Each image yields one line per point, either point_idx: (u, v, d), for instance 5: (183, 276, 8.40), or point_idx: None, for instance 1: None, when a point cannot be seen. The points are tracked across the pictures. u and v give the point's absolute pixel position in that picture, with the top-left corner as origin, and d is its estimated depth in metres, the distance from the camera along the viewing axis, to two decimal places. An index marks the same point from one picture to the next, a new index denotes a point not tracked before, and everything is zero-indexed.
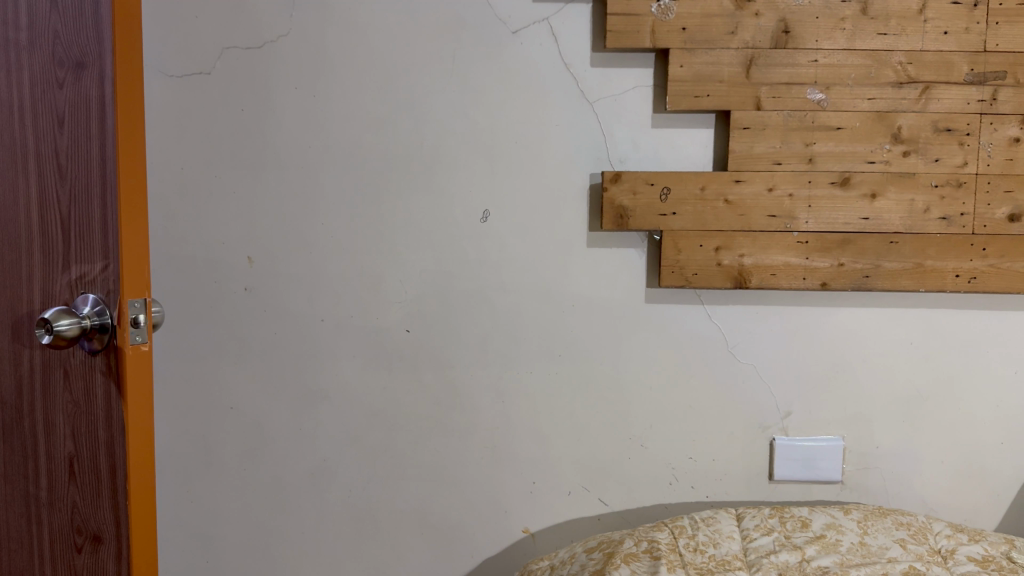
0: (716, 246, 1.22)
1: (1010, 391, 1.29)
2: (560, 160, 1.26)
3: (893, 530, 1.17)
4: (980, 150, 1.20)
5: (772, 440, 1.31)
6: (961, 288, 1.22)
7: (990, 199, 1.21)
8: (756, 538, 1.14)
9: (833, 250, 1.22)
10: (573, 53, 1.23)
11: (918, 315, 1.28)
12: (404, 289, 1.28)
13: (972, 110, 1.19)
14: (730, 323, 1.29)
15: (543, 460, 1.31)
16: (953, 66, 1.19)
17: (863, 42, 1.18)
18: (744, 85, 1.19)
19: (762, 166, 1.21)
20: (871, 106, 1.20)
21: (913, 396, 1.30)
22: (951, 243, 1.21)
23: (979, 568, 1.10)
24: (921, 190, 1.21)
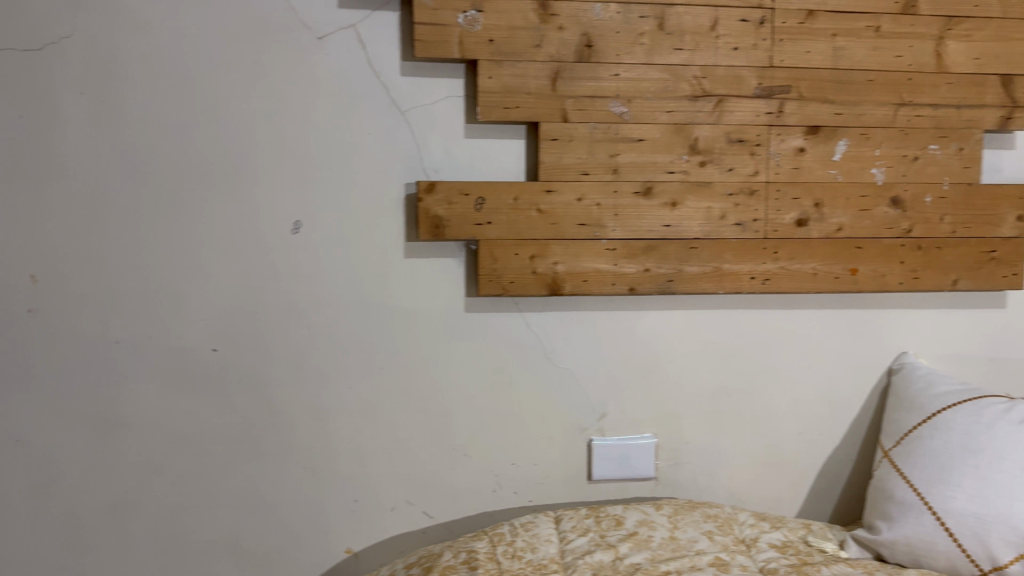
0: (530, 255, 1.25)
1: (804, 384, 1.41)
2: (373, 171, 1.24)
3: (701, 522, 1.23)
4: (769, 159, 1.31)
5: (590, 441, 1.36)
6: (755, 289, 1.33)
7: (780, 206, 1.32)
8: (572, 540, 1.17)
9: (638, 255, 1.29)
10: (382, 62, 1.22)
11: (720, 316, 1.37)
12: (209, 306, 1.23)
13: (761, 122, 1.31)
14: (547, 330, 1.32)
15: (365, 477, 1.29)
16: (742, 80, 1.29)
17: (660, 57, 1.26)
18: (550, 97, 1.23)
19: (570, 177, 1.26)
20: (670, 118, 1.28)
21: (719, 392, 1.39)
22: (746, 247, 1.32)
23: (779, 553, 1.21)
24: (717, 198, 1.30)
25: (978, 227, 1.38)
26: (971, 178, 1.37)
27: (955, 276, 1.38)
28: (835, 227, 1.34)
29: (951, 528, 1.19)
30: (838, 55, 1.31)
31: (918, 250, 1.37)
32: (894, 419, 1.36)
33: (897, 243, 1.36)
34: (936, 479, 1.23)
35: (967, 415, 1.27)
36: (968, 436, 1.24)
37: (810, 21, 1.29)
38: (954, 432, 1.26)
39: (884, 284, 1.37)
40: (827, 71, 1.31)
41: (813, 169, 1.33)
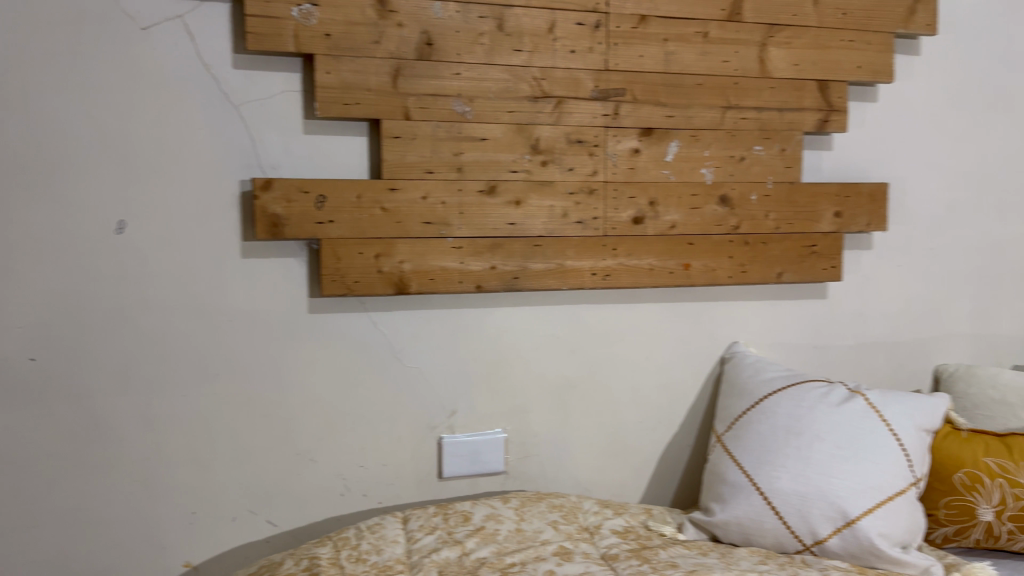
0: (375, 254, 1.24)
1: (644, 375, 1.47)
2: (206, 169, 1.19)
3: (546, 513, 1.28)
4: (608, 160, 1.36)
5: (439, 439, 1.36)
6: (597, 285, 1.37)
7: (618, 204, 1.37)
8: (419, 539, 1.18)
9: (484, 253, 1.30)
10: (212, 55, 1.17)
11: (564, 311, 1.40)
12: (24, 313, 1.14)
13: (598, 124, 1.35)
14: (393, 330, 1.31)
15: (203, 487, 1.24)
16: (580, 83, 1.33)
17: (500, 57, 1.27)
18: (391, 94, 1.22)
19: (414, 175, 1.25)
20: (511, 118, 1.29)
21: (564, 385, 1.43)
22: (587, 245, 1.36)
23: (620, 537, 1.27)
24: (559, 196, 1.33)
25: (799, 223, 1.47)
26: (791, 177, 1.47)
27: (779, 269, 1.47)
28: (667, 225, 1.40)
29: (777, 507, 1.27)
30: (669, 60, 1.37)
31: (744, 245, 1.45)
32: (725, 405, 1.44)
33: (726, 238, 1.44)
34: (763, 462, 1.31)
35: (790, 399, 1.36)
36: (791, 420, 1.33)
37: (643, 26, 1.35)
38: (778, 416, 1.34)
39: (715, 278, 1.44)
40: (660, 75, 1.37)
41: (648, 169, 1.38)
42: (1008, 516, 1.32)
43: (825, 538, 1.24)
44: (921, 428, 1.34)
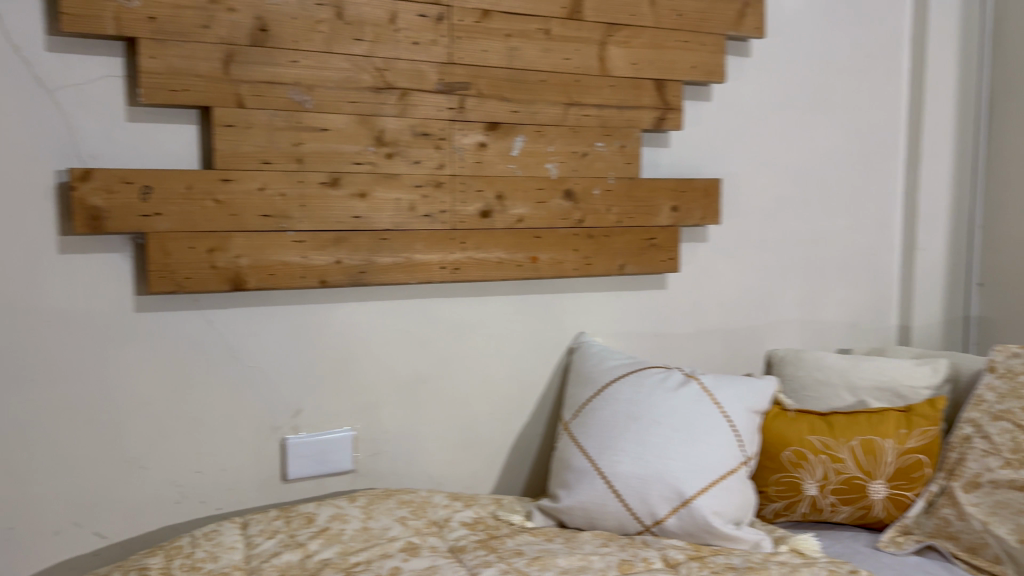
0: (208, 248, 1.18)
1: (494, 367, 1.48)
2: (16, 157, 1.11)
3: (395, 510, 1.27)
4: (454, 153, 1.36)
5: (283, 440, 1.32)
6: (446, 278, 1.37)
7: (465, 198, 1.37)
8: (260, 543, 1.14)
9: (329, 247, 1.27)
10: (21, 34, 1.09)
11: (412, 305, 1.39)
12: None
13: (443, 117, 1.34)
14: (231, 327, 1.26)
15: (20, 501, 1.15)
16: (424, 75, 1.32)
17: (340, 46, 1.25)
18: (223, 81, 1.18)
19: (250, 166, 1.21)
20: (353, 109, 1.27)
21: (414, 380, 1.42)
22: (435, 238, 1.35)
23: (469, 529, 1.27)
24: (404, 189, 1.32)
25: (639, 217, 1.52)
26: (632, 173, 1.51)
27: (621, 261, 1.52)
28: (515, 218, 1.41)
29: (618, 490, 1.31)
30: (513, 55, 1.39)
31: (589, 238, 1.49)
32: (571, 393, 1.47)
33: (571, 232, 1.47)
34: (606, 447, 1.35)
35: (631, 386, 1.40)
36: (631, 405, 1.38)
37: (485, 21, 1.36)
38: (620, 403, 1.39)
39: (561, 271, 1.47)
40: (504, 70, 1.38)
41: (494, 164, 1.39)
42: (830, 489, 1.41)
43: (663, 518, 1.29)
44: (751, 409, 1.42)
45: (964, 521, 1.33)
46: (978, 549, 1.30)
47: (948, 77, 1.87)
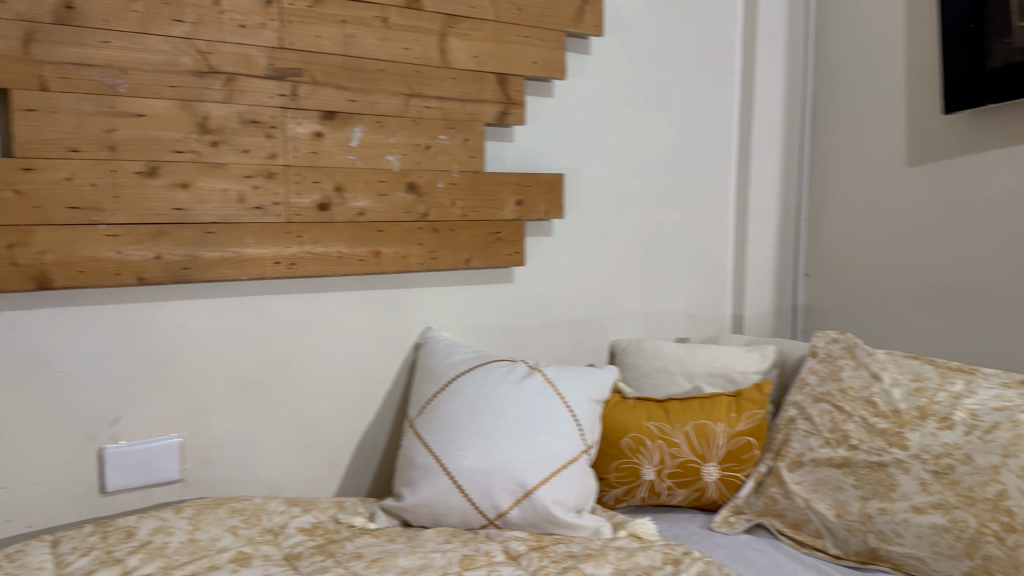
0: (8, 243, 1.10)
1: (336, 365, 1.44)
2: None
3: (225, 519, 1.21)
4: (287, 142, 1.31)
5: (100, 450, 1.24)
6: (282, 274, 1.32)
7: (300, 189, 1.32)
8: (72, 562, 1.06)
9: (147, 241, 1.20)
10: None
11: (244, 304, 1.34)
12: None
13: (274, 104, 1.29)
14: (37, 332, 1.19)
15: None
16: (252, 60, 1.26)
17: (157, 27, 1.18)
18: (22, 62, 1.10)
19: (56, 154, 1.13)
20: (173, 93, 1.21)
21: (248, 382, 1.36)
22: (269, 232, 1.30)
23: (306, 535, 1.23)
24: (232, 179, 1.26)
25: (484, 211, 1.51)
26: (476, 166, 1.50)
27: (467, 255, 1.51)
28: (355, 212, 1.37)
29: (462, 484, 1.29)
30: (349, 42, 1.35)
31: (434, 232, 1.46)
32: (417, 389, 1.45)
33: (415, 226, 1.44)
34: (451, 441, 1.33)
35: (475, 380, 1.40)
36: (478, 399, 1.37)
37: (318, 6, 1.31)
38: (465, 397, 1.37)
39: (406, 265, 1.44)
40: (340, 57, 1.34)
41: (331, 154, 1.35)
42: (667, 473, 1.45)
43: (506, 510, 1.28)
44: (591, 399, 1.44)
45: (789, 499, 1.37)
46: (802, 526, 1.34)
47: (775, 81, 1.98)
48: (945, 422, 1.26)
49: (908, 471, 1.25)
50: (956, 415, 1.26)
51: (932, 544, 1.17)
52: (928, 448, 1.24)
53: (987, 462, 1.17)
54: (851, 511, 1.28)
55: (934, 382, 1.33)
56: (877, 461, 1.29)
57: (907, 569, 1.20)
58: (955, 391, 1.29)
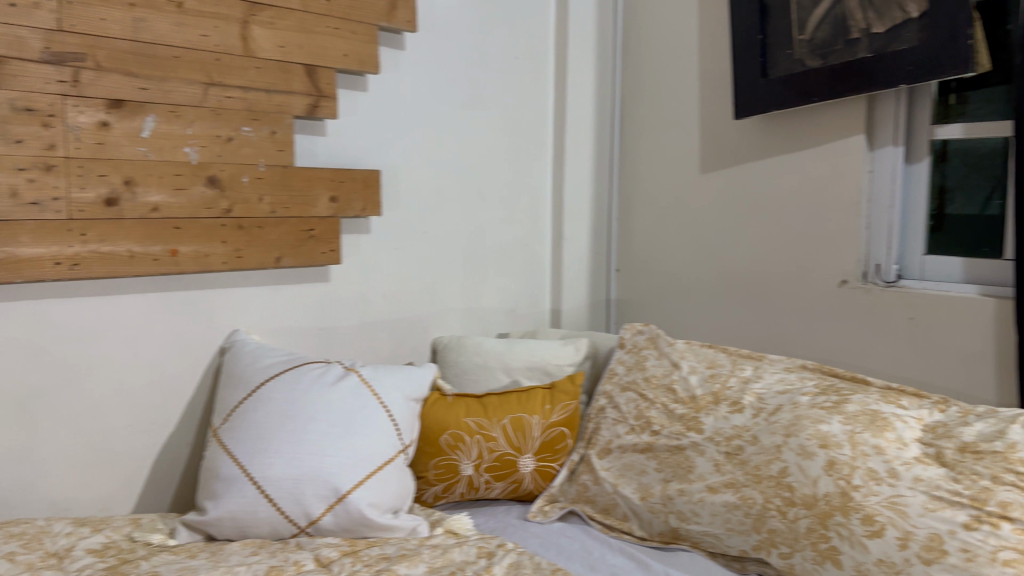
0: None
1: (130, 373, 1.35)
2: None
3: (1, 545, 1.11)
4: (68, 132, 1.22)
5: None
6: (63, 275, 1.22)
7: (84, 182, 1.23)
8: None
9: None
10: None
11: (20, 309, 1.24)
12: None
13: (52, 91, 1.20)
14: None
15: None
16: (24, 42, 1.17)
17: None
18: None
19: None
20: None
21: (26, 395, 1.26)
22: (46, 229, 1.20)
23: (97, 557, 1.14)
24: (3, 172, 1.16)
25: (295, 208, 1.46)
26: (284, 160, 1.44)
27: (277, 254, 1.45)
28: (149, 207, 1.30)
29: (271, 495, 1.24)
30: (138, 27, 1.27)
31: (239, 229, 1.40)
32: (222, 397, 1.37)
33: (217, 222, 1.37)
34: (259, 450, 1.27)
35: (286, 384, 1.34)
36: (287, 404, 1.31)
37: None
38: (275, 402, 1.32)
39: (208, 264, 1.37)
40: (128, 43, 1.26)
41: (120, 146, 1.27)
42: (484, 467, 1.46)
43: (319, 517, 1.24)
44: (409, 398, 1.43)
45: (599, 485, 1.42)
46: (611, 510, 1.40)
47: (586, 80, 2.04)
48: (736, 405, 1.33)
49: (703, 453, 1.31)
50: (745, 399, 1.33)
51: (725, 521, 1.23)
52: (721, 431, 1.31)
53: (772, 441, 1.23)
54: (654, 494, 1.34)
55: (727, 368, 1.41)
56: (677, 445, 1.35)
57: (704, 545, 1.27)
58: (745, 376, 1.38)
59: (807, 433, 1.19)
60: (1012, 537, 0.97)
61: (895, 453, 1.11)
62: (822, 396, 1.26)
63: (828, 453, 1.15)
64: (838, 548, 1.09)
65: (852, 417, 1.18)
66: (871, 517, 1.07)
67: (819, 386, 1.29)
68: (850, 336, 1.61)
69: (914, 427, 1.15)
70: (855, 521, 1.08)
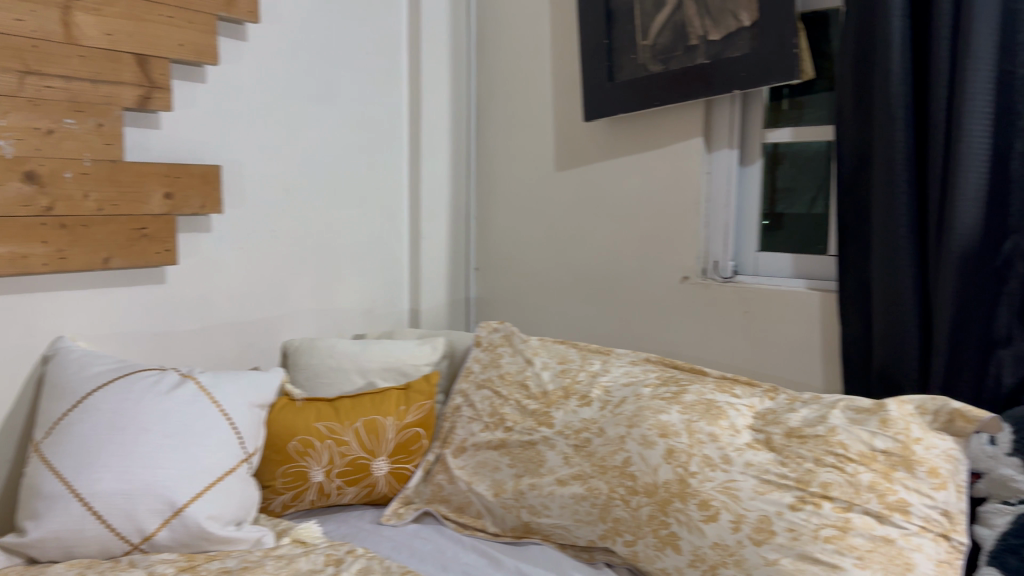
0: None
1: None
2: None
3: None
4: None
5: None
6: None
7: None
8: None
9: None
10: None
11: None
12: None
13: None
14: None
15: None
16: None
17: None
18: None
19: None
20: None
21: None
22: None
23: None
24: None
25: (126, 205, 1.38)
26: (113, 154, 1.36)
27: (105, 255, 1.36)
28: None
29: (99, 511, 1.17)
30: None
31: (61, 228, 1.31)
32: (45, 409, 1.28)
33: (37, 221, 1.28)
34: (85, 463, 1.19)
35: (116, 392, 1.26)
36: (117, 415, 1.23)
37: None
38: (103, 412, 1.23)
39: (26, 267, 1.27)
40: None
41: None
42: (335, 473, 1.42)
43: (153, 533, 1.18)
44: (253, 404, 1.38)
45: (453, 484, 1.41)
46: (465, 508, 1.40)
47: (441, 78, 2.02)
48: (584, 399, 1.35)
49: (554, 446, 1.33)
50: (593, 393, 1.36)
51: (573, 513, 1.26)
52: (570, 424, 1.33)
53: (616, 433, 1.25)
54: (506, 489, 1.35)
55: (576, 363, 1.43)
56: (528, 440, 1.36)
57: (554, 538, 1.29)
58: (593, 370, 1.40)
59: (648, 424, 1.23)
60: (832, 514, 1.03)
61: (728, 440, 1.16)
62: (663, 388, 1.30)
63: (667, 442, 1.18)
64: (677, 534, 1.12)
65: (690, 407, 1.22)
66: (706, 502, 1.11)
67: (660, 378, 1.34)
68: (691, 331, 1.68)
69: (746, 415, 1.20)
70: (692, 507, 1.12)
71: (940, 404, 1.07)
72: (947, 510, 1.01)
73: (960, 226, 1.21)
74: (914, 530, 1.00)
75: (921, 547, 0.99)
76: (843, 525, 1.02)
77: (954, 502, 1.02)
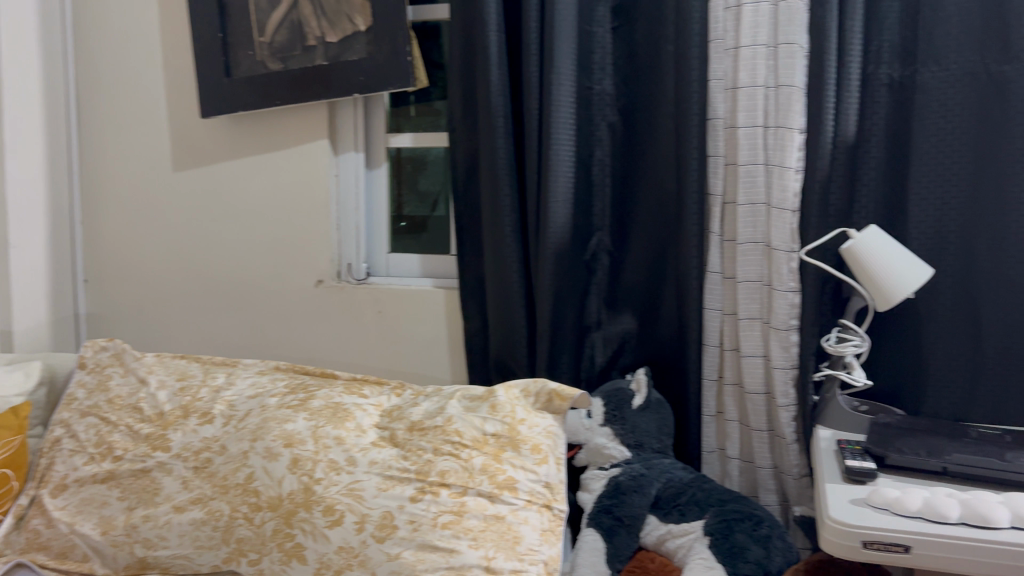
0: None
1: None
2: None
3: None
4: None
5: None
6: None
7: None
8: None
9: None
10: None
11: None
12: None
13: None
14: None
15: None
16: None
17: None
18: None
19: None
20: None
21: None
22: None
23: None
24: None
25: None
26: None
27: None
28: None
29: None
30: None
31: None
32: None
33: None
34: None
35: None
36: None
37: None
38: None
39: None
40: None
41: None
42: None
43: None
44: None
45: (52, 528, 1.24)
46: (68, 553, 1.23)
47: (30, 50, 1.68)
48: (205, 416, 1.27)
49: (170, 472, 1.23)
50: (215, 409, 1.28)
51: (194, 540, 1.16)
52: (189, 445, 1.24)
53: (239, 448, 1.20)
54: (116, 525, 1.21)
55: (198, 379, 1.34)
56: (140, 468, 1.24)
57: (173, 570, 1.18)
58: (216, 386, 1.32)
59: (272, 435, 1.18)
60: (449, 500, 1.08)
61: (353, 442, 1.16)
62: (289, 396, 1.27)
63: (291, 452, 1.15)
64: (302, 544, 1.09)
65: (316, 413, 1.20)
66: (331, 507, 1.09)
67: (288, 386, 1.30)
68: (327, 335, 1.66)
69: (372, 414, 1.22)
70: (316, 514, 1.09)
71: (540, 385, 1.19)
72: (549, 482, 1.12)
73: (557, 223, 1.32)
74: (521, 505, 1.09)
75: (527, 519, 1.08)
76: (459, 510, 1.07)
77: (555, 474, 1.13)
